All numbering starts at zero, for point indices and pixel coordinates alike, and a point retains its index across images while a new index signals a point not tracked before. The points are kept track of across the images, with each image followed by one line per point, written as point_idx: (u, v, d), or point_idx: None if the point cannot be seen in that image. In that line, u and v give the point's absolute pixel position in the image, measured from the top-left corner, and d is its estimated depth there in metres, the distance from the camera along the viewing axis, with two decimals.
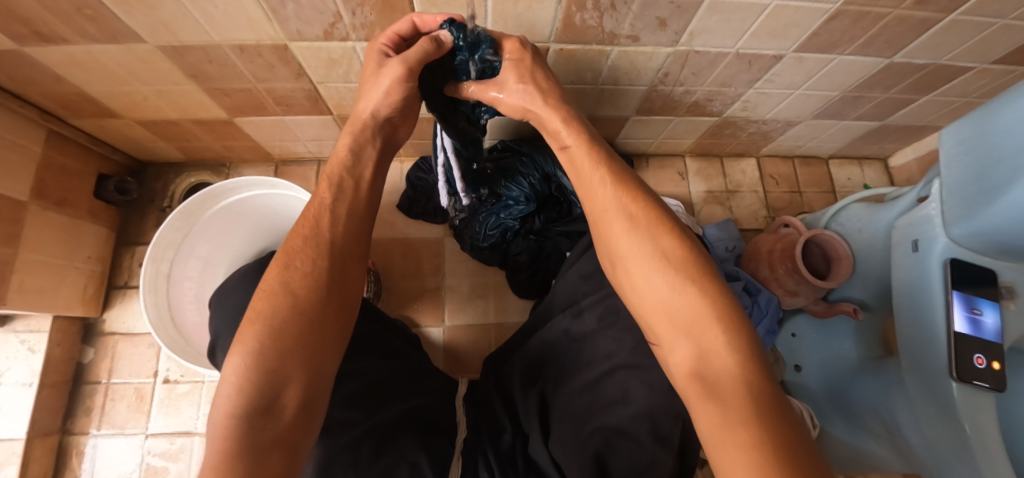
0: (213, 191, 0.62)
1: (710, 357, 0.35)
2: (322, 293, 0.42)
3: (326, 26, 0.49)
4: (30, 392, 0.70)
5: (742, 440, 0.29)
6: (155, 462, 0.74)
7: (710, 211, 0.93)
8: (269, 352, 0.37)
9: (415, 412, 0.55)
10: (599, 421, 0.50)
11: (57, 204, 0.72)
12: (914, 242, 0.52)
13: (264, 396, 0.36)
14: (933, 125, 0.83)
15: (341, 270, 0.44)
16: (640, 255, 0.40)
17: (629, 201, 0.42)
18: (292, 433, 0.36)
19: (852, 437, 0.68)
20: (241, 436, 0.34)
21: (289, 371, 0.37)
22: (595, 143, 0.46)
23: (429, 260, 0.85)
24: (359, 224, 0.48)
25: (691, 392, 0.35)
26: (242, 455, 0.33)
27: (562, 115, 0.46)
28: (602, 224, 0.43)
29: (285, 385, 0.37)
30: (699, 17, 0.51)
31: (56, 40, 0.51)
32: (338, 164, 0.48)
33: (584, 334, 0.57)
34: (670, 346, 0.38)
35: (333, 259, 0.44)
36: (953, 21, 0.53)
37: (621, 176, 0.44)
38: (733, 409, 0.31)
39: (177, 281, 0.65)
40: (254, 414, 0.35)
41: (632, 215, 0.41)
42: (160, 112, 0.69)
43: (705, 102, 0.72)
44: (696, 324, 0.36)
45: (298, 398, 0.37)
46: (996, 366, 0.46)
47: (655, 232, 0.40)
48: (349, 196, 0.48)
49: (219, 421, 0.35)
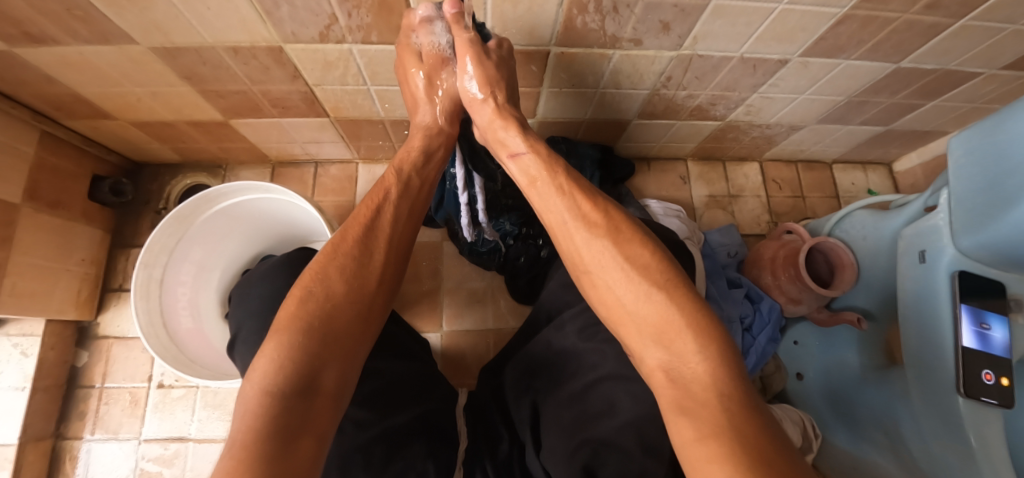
0: (207, 195, 0.61)
1: (680, 364, 0.34)
2: (371, 283, 0.44)
3: (322, 29, 0.48)
4: (23, 396, 0.69)
5: (711, 452, 0.28)
6: (149, 467, 0.73)
7: (712, 216, 0.92)
8: (313, 332, 0.37)
9: (427, 416, 0.55)
10: (587, 434, 0.48)
11: (50, 206, 0.71)
12: (921, 252, 0.52)
13: (306, 374, 0.35)
14: (939, 130, 0.81)
15: (391, 266, 0.47)
16: (606, 263, 0.40)
17: (589, 208, 0.43)
18: (324, 417, 0.35)
19: (853, 445, 0.66)
20: (278, 409, 0.33)
21: (329, 351, 0.38)
22: (548, 154, 0.48)
23: (427, 264, 0.84)
24: (410, 220, 0.52)
25: (666, 398, 0.34)
26: (278, 430, 0.32)
27: (515, 126, 0.50)
28: (562, 234, 0.44)
29: (326, 367, 0.37)
30: (703, 21, 0.49)
31: (47, 41, 0.50)
32: (403, 162, 0.54)
33: (566, 348, 0.56)
34: (643, 353, 0.37)
35: (381, 251, 0.46)
36: (963, 26, 0.52)
37: (582, 185, 0.45)
38: (705, 421, 0.30)
39: (171, 287, 0.64)
40: (295, 391, 0.34)
41: (592, 223, 0.42)
42: (154, 114, 0.68)
43: (708, 106, 0.71)
44: (660, 330, 0.36)
45: (335, 383, 0.37)
46: (1004, 382, 0.45)
47: (618, 238, 0.41)
48: (411, 196, 0.52)
49: (254, 395, 0.34)
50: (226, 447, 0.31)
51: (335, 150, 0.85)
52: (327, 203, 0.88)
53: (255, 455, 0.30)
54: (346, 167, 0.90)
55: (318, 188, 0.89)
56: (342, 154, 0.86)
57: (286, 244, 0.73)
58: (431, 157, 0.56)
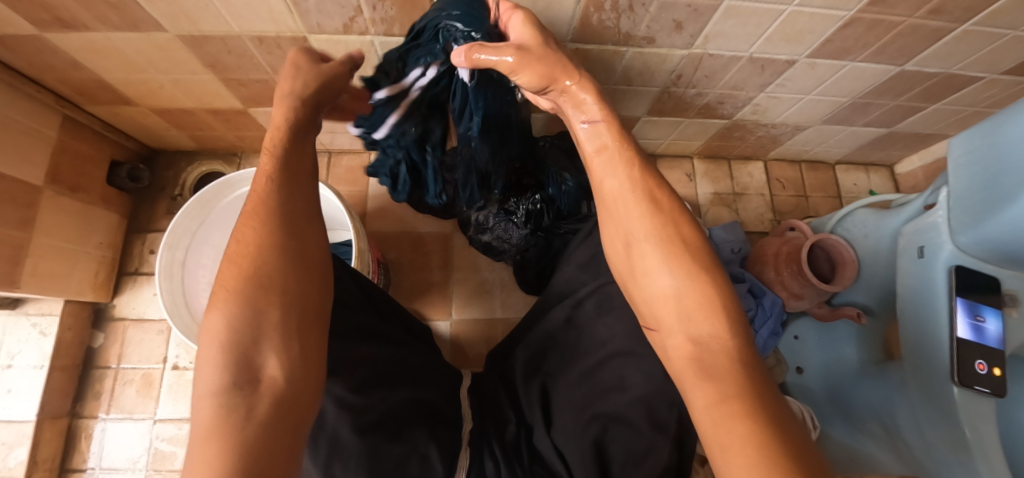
0: (230, 181, 0.63)
1: (709, 337, 0.35)
2: (284, 249, 0.36)
3: (346, 20, 0.50)
4: (42, 375, 0.71)
5: (735, 415, 0.30)
6: (162, 448, 0.75)
7: (717, 213, 0.94)
8: (237, 324, 0.33)
9: (421, 402, 0.55)
10: (597, 409, 0.51)
11: (70, 190, 0.72)
12: (920, 248, 0.53)
13: (239, 367, 0.32)
14: (941, 133, 0.83)
15: (302, 242, 0.38)
16: (653, 238, 0.39)
17: (640, 186, 0.41)
18: (282, 406, 0.32)
19: (850, 439, 0.69)
20: (220, 417, 0.29)
21: (261, 342, 0.33)
22: (621, 127, 0.43)
23: (437, 254, 0.86)
24: (300, 196, 0.40)
25: (686, 370, 0.35)
26: (217, 443, 0.28)
27: (591, 86, 0.43)
28: (618, 207, 0.42)
29: (264, 350, 0.33)
30: (715, 21, 0.51)
31: (77, 26, 0.52)
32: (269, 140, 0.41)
33: (584, 322, 0.58)
34: (670, 330, 0.38)
35: (281, 212, 0.38)
36: (965, 31, 0.54)
37: (640, 158, 0.43)
38: (728, 383, 0.32)
39: (193, 269, 0.65)
40: (239, 386, 0.31)
41: (649, 199, 0.41)
42: (175, 101, 0.70)
43: (716, 105, 0.73)
44: (701, 307, 0.36)
45: (287, 369, 0.33)
46: (997, 372, 0.47)
47: (669, 217, 0.40)
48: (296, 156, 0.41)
49: (200, 404, 0.30)
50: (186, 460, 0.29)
51: (348, 141, 0.86)
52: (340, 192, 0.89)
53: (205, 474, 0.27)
54: (358, 157, 0.91)
55: (331, 177, 0.89)
56: (355, 145, 0.87)
57: None
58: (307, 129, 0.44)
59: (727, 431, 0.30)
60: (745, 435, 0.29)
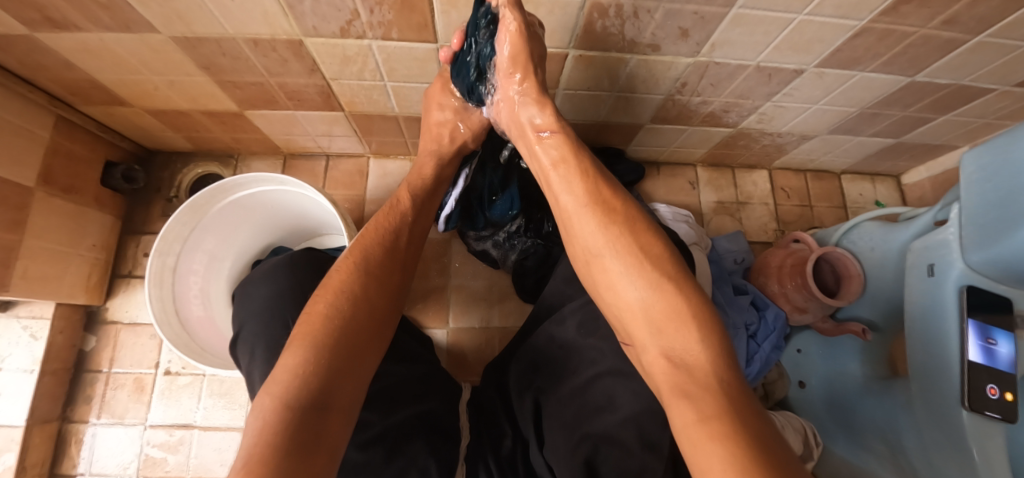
0: (222, 186, 0.61)
1: (683, 352, 0.36)
2: (389, 303, 0.50)
3: (343, 24, 0.49)
4: (31, 379, 0.70)
5: (709, 434, 0.30)
6: (153, 454, 0.74)
7: (720, 222, 0.92)
8: (336, 345, 0.41)
9: (426, 417, 0.54)
10: (586, 429, 0.50)
11: (63, 191, 0.71)
12: (929, 266, 0.52)
13: (331, 386, 0.39)
14: (950, 145, 0.82)
15: (398, 299, 0.52)
16: (608, 249, 0.42)
17: (591, 197, 0.44)
18: (335, 434, 0.37)
19: (852, 456, 0.67)
20: (298, 425, 0.35)
21: (349, 368, 0.41)
22: (574, 140, 0.48)
23: (436, 260, 0.85)
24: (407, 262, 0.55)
25: (669, 391, 0.35)
26: (294, 446, 0.34)
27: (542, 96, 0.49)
28: (575, 220, 0.44)
29: (347, 383, 0.40)
30: (722, 29, 0.50)
31: (68, 27, 0.50)
32: (412, 186, 0.61)
33: (569, 342, 0.56)
34: (643, 345, 0.39)
35: (396, 272, 0.52)
36: (979, 43, 0.52)
37: (588, 171, 0.46)
38: (705, 403, 0.32)
39: (183, 275, 0.64)
40: (323, 403, 0.37)
41: (601, 210, 0.43)
42: (170, 102, 0.69)
43: (720, 113, 0.71)
44: (667, 317, 0.38)
45: (355, 394, 0.41)
46: (1008, 398, 0.46)
47: (623, 227, 0.42)
48: (415, 222, 0.58)
49: (276, 404, 0.36)
50: (240, 459, 0.33)
51: (346, 145, 0.85)
52: (337, 196, 0.89)
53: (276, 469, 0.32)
54: (357, 160, 0.90)
55: (329, 181, 0.89)
56: (353, 148, 0.86)
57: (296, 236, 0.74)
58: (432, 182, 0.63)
59: (703, 452, 0.30)
60: (724, 458, 0.28)
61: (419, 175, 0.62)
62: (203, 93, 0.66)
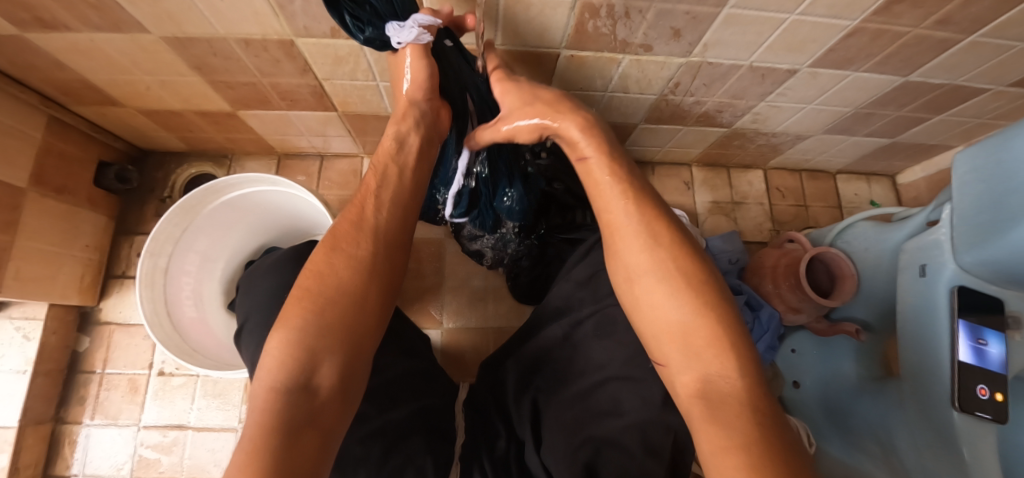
0: (213, 186, 0.61)
1: (721, 381, 0.34)
2: (366, 275, 0.43)
3: (334, 24, 0.48)
4: (24, 380, 0.70)
5: (747, 472, 0.29)
6: (147, 454, 0.74)
7: (715, 222, 0.92)
8: (310, 330, 0.39)
9: (425, 413, 0.54)
10: (590, 432, 0.50)
11: (56, 191, 0.71)
12: (922, 266, 0.52)
13: (307, 372, 0.37)
14: (944, 144, 0.82)
15: (378, 266, 0.44)
16: (654, 271, 0.39)
17: (643, 217, 0.41)
18: (327, 414, 0.37)
19: (846, 456, 0.67)
20: (280, 411, 0.35)
21: (325, 350, 0.38)
22: (616, 160, 0.45)
23: (430, 261, 0.84)
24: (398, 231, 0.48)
25: (698, 419, 0.34)
26: (278, 432, 0.34)
27: (579, 122, 0.47)
28: (622, 238, 0.42)
29: (324, 366, 0.38)
30: (714, 29, 0.50)
31: (59, 27, 0.50)
32: (386, 155, 0.50)
33: (580, 343, 0.57)
34: (679, 367, 0.37)
35: (375, 239, 0.46)
36: (972, 43, 0.52)
37: (641, 192, 0.43)
38: (737, 432, 0.31)
39: (175, 276, 0.64)
40: (302, 390, 0.36)
41: (651, 233, 0.41)
42: (163, 103, 0.68)
43: (715, 113, 0.71)
44: (707, 347, 0.36)
45: (334, 378, 0.38)
46: (999, 398, 0.46)
47: (674, 252, 0.40)
48: (401, 182, 0.50)
49: (260, 390, 0.37)
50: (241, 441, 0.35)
51: (341, 145, 0.84)
52: (332, 196, 0.89)
53: (260, 457, 0.32)
54: (351, 160, 0.90)
55: (323, 182, 0.89)
56: (348, 148, 0.86)
57: (289, 236, 0.74)
58: (406, 141, 0.51)
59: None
60: None
61: (396, 138, 0.51)
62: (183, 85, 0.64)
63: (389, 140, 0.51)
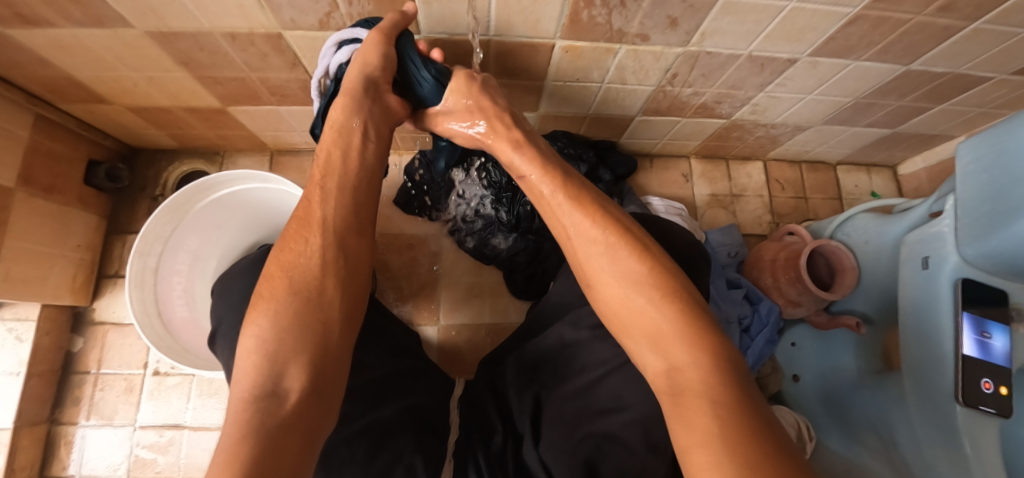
0: (202, 184, 0.60)
1: (680, 371, 0.35)
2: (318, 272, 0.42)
3: (322, 16, 0.47)
4: (18, 382, 0.69)
5: (701, 441, 0.30)
6: (143, 454, 0.73)
7: (713, 215, 0.91)
8: (273, 337, 0.38)
9: (416, 409, 0.55)
10: (589, 428, 0.50)
11: (45, 191, 0.70)
12: (924, 259, 0.51)
13: (270, 379, 0.36)
14: (946, 135, 0.81)
15: (330, 260, 0.42)
16: (601, 272, 0.42)
17: (586, 219, 0.43)
18: (303, 414, 0.36)
19: (846, 450, 0.66)
20: (251, 419, 0.34)
21: (290, 349, 0.38)
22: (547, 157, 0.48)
23: (425, 257, 0.83)
24: (351, 223, 0.45)
25: (665, 405, 0.35)
26: (251, 438, 0.33)
27: (507, 141, 0.48)
28: (576, 242, 0.44)
29: (289, 370, 0.37)
30: (712, 18, 0.48)
31: (40, 22, 0.49)
32: (329, 143, 0.47)
33: (579, 340, 0.55)
34: (643, 360, 0.39)
35: (320, 233, 0.43)
36: (976, 30, 0.51)
37: (584, 194, 0.45)
38: (698, 427, 0.31)
39: (165, 276, 0.63)
40: (267, 396, 0.36)
41: (603, 234, 0.42)
42: (151, 99, 0.67)
43: (713, 104, 0.70)
44: (664, 336, 0.37)
45: (303, 378, 0.37)
46: (1003, 392, 0.45)
47: (625, 249, 0.41)
48: (348, 175, 0.47)
49: (234, 404, 0.36)
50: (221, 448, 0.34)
51: None
52: None
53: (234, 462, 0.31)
54: None
55: None
56: None
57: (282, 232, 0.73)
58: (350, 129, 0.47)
59: (692, 454, 0.30)
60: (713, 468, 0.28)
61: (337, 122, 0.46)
62: (165, 81, 0.62)
63: (331, 125, 0.47)
